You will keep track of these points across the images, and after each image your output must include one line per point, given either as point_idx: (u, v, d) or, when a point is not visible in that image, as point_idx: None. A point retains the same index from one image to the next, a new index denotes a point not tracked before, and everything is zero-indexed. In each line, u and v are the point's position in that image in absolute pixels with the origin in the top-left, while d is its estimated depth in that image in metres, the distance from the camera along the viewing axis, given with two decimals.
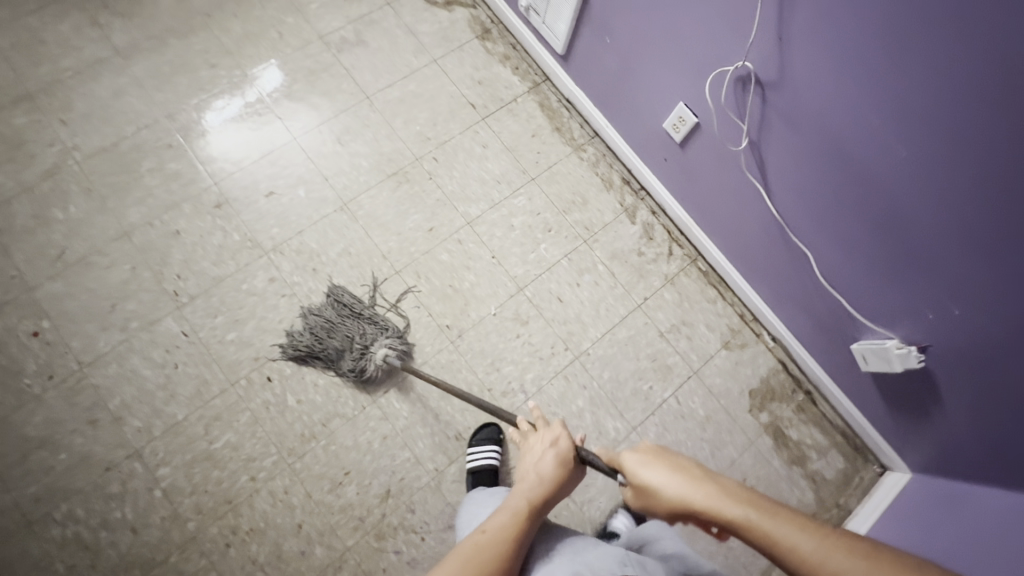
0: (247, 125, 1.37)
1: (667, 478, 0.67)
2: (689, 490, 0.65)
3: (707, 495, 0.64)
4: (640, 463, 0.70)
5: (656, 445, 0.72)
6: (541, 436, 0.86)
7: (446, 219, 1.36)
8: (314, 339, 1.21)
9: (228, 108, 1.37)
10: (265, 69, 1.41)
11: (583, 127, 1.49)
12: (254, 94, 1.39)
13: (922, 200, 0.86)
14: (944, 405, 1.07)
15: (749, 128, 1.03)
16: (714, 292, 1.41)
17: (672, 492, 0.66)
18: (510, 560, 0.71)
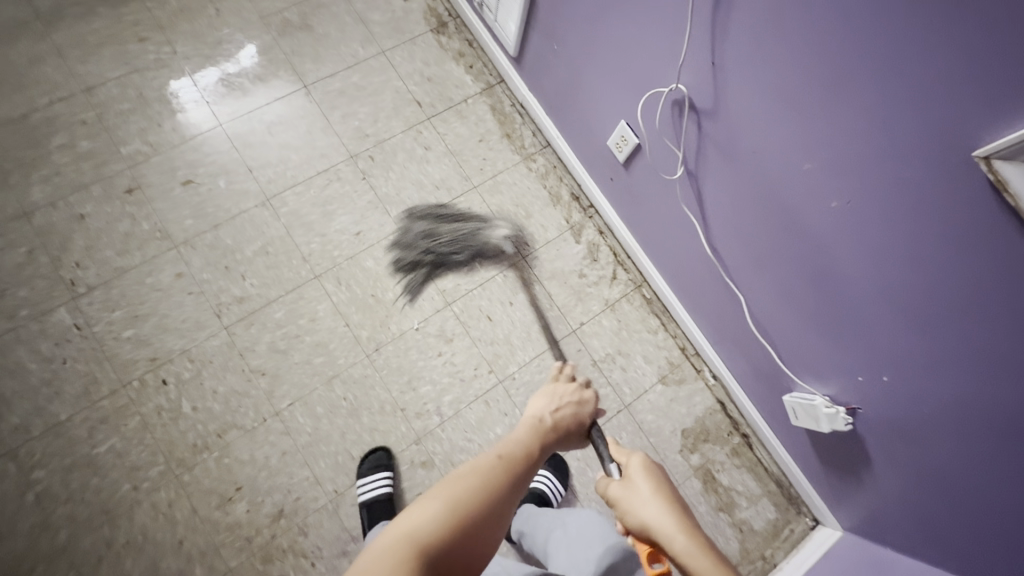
0: (207, 104, 1.29)
1: (654, 498, 0.61)
2: (674, 522, 0.58)
3: (695, 543, 0.55)
4: (641, 471, 0.64)
5: (661, 469, 0.65)
6: (568, 386, 0.75)
7: (376, 224, 1.28)
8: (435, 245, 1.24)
9: (196, 82, 1.30)
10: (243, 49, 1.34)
11: (535, 136, 1.41)
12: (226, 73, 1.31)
13: (851, 256, 0.78)
14: (873, 470, 1.00)
15: (685, 156, 0.95)
16: (656, 322, 1.34)
17: (658, 518, 0.58)
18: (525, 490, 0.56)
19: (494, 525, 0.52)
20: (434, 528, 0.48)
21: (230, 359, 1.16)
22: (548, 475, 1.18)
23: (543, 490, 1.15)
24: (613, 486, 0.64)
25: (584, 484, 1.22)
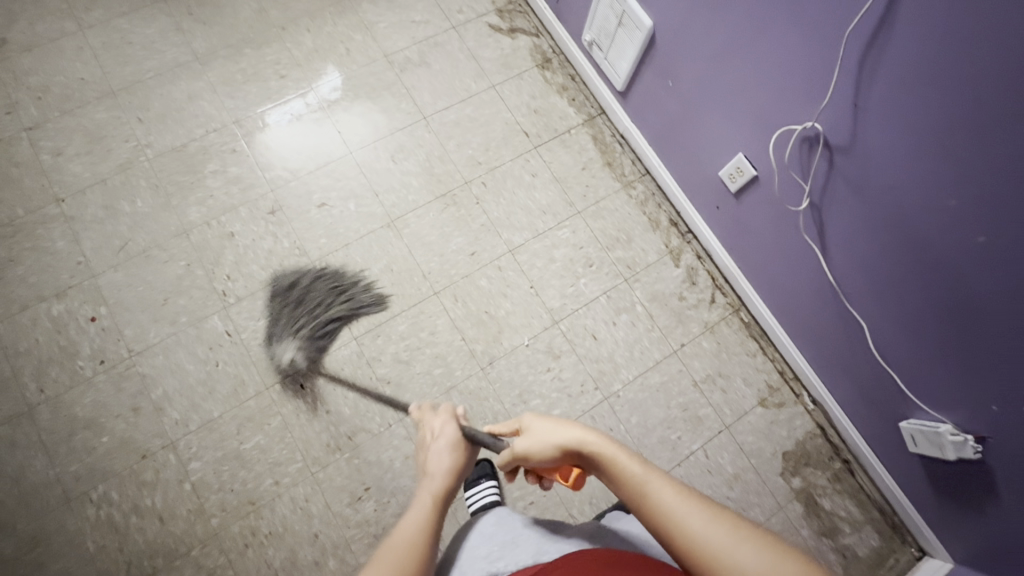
0: (301, 128, 1.41)
1: (552, 426, 0.71)
2: (567, 438, 0.69)
3: (589, 440, 0.67)
4: (532, 419, 0.74)
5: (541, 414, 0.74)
6: (431, 428, 0.86)
7: (488, 245, 1.37)
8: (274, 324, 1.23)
9: (288, 108, 1.43)
10: (325, 75, 1.47)
11: (635, 164, 1.48)
12: (314, 98, 1.44)
13: (992, 288, 0.82)
14: (999, 502, 1.00)
15: (812, 189, 1.00)
16: (755, 345, 1.37)
17: (557, 437, 0.70)
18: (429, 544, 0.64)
19: None
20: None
21: (359, 367, 1.25)
22: None
23: None
24: (518, 445, 0.74)
25: None
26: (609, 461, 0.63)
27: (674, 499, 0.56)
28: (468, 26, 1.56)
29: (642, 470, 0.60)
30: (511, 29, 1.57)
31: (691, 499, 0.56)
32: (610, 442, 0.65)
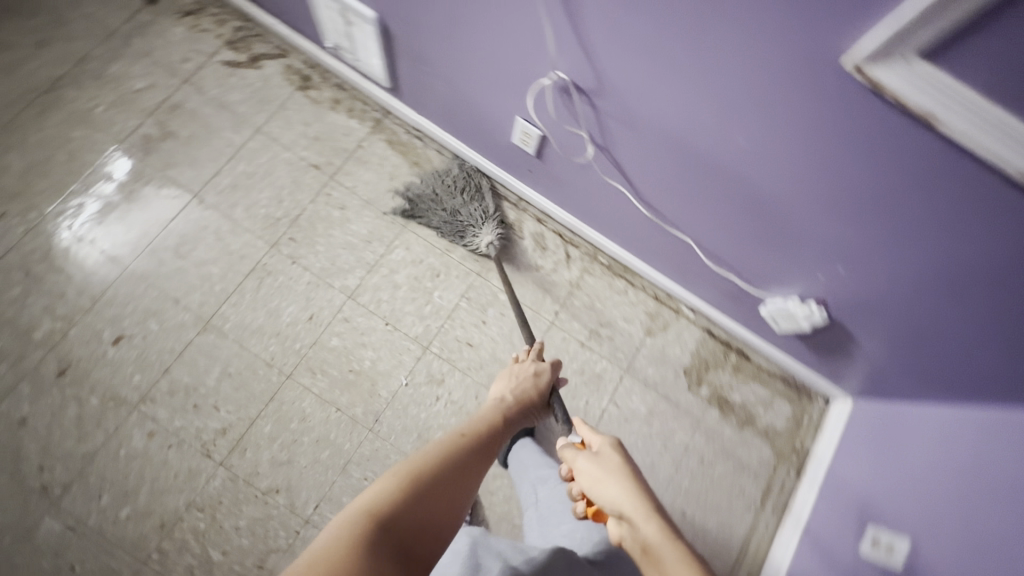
0: (113, 224, 1.23)
1: (623, 474, 0.64)
2: (633, 504, 0.59)
3: (654, 518, 0.57)
4: (612, 449, 0.68)
5: (625, 455, 0.67)
6: (524, 367, 0.95)
7: (325, 300, 1.25)
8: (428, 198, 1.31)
9: (84, 211, 1.23)
10: (114, 158, 1.27)
11: (441, 154, 1.39)
12: (111, 188, 1.25)
13: (771, 178, 0.83)
14: (859, 344, 1.07)
15: (590, 134, 0.95)
16: (622, 283, 1.37)
17: (614, 488, 0.62)
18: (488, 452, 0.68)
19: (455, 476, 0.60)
20: (392, 490, 0.54)
21: (239, 492, 1.12)
22: None
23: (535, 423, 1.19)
24: (581, 458, 0.68)
25: None
26: (663, 559, 0.53)
27: None
28: (202, 72, 1.35)
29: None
30: (251, 57, 1.38)
31: None
32: (677, 539, 0.55)
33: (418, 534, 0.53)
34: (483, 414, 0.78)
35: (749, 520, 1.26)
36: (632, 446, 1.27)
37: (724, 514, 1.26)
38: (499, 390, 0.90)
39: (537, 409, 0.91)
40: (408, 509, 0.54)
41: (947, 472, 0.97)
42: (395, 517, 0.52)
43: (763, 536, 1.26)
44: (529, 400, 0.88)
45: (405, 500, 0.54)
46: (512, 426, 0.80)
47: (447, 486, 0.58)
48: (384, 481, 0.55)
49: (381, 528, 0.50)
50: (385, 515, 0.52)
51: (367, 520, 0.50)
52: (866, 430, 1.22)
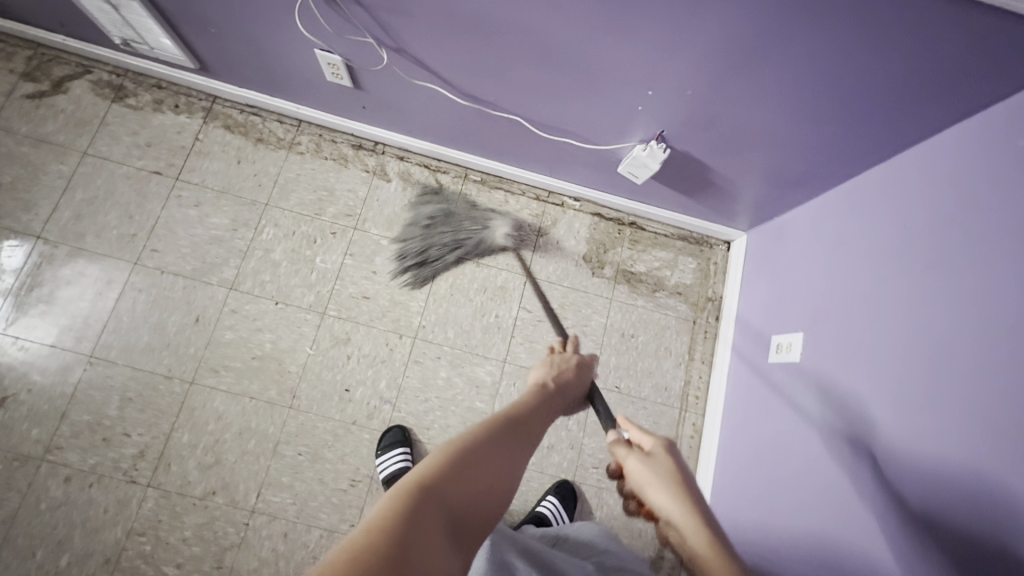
0: (19, 318, 1.17)
1: (677, 480, 0.58)
2: (686, 514, 0.54)
3: (707, 531, 0.52)
4: (662, 451, 0.62)
5: (679, 459, 0.61)
6: (565, 358, 0.87)
7: (206, 300, 1.22)
8: (420, 250, 1.28)
9: None
10: (8, 250, 1.20)
11: (283, 122, 1.34)
12: (10, 282, 1.18)
13: (544, 16, 0.82)
14: (715, 170, 1.09)
15: (376, 37, 0.92)
16: (501, 194, 1.36)
17: (667, 496, 0.56)
18: (515, 460, 0.52)
19: (467, 485, 0.45)
20: (435, 463, 0.45)
21: (175, 505, 1.10)
22: (555, 503, 1.15)
23: (545, 514, 1.12)
24: (630, 456, 0.63)
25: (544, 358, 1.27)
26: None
27: None
28: (7, 113, 1.27)
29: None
30: (54, 83, 1.30)
31: None
32: (732, 559, 0.50)
33: (478, 511, 0.44)
34: (524, 400, 0.67)
35: (681, 375, 1.30)
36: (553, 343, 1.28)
37: (656, 377, 1.29)
38: (538, 376, 0.80)
39: (576, 402, 0.82)
40: (457, 482, 0.45)
41: (825, 257, 1.03)
42: (445, 490, 0.43)
43: (698, 386, 1.30)
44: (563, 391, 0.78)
45: (453, 471, 0.45)
46: (553, 409, 0.71)
47: (490, 463, 0.49)
48: (451, 449, 0.47)
49: (433, 504, 0.41)
50: (434, 486, 0.43)
51: (415, 492, 0.42)
52: (760, 252, 1.27)
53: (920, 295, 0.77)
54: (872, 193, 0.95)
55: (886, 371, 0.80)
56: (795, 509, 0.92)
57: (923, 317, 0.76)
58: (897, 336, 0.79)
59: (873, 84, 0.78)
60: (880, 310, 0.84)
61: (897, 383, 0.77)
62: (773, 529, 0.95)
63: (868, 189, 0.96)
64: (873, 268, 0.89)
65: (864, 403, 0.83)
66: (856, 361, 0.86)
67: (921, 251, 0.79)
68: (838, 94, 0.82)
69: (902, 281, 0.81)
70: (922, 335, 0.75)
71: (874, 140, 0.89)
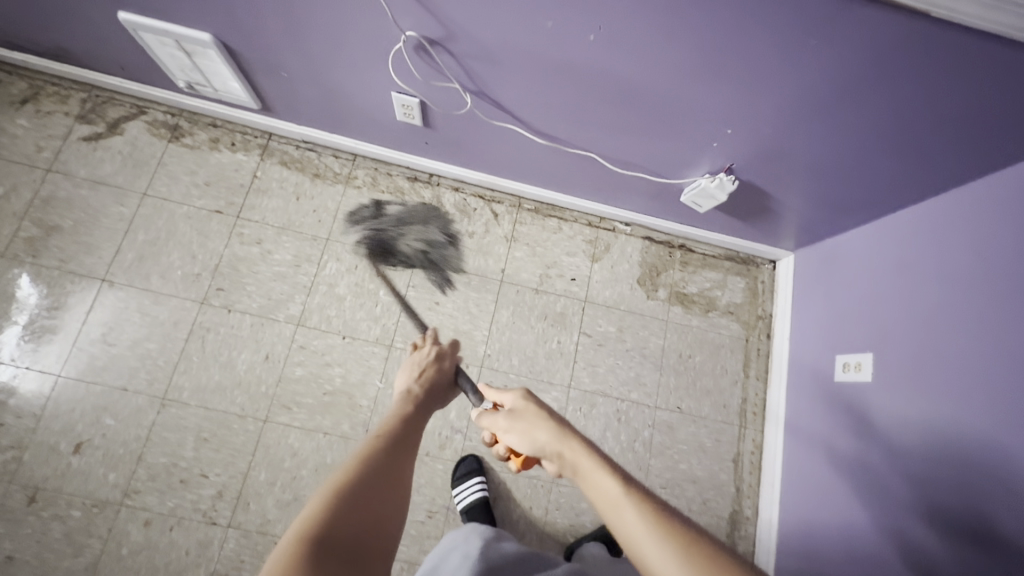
0: (51, 357, 1.16)
1: (539, 414, 0.62)
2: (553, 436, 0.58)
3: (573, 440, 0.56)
4: (519, 399, 0.65)
5: (531, 398, 0.65)
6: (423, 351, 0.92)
7: (274, 337, 1.22)
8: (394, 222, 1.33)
9: (18, 353, 1.15)
10: (27, 291, 1.19)
11: (339, 157, 1.36)
12: (36, 322, 1.17)
13: (637, 64, 0.85)
14: (776, 197, 1.13)
15: (462, 83, 0.95)
16: (554, 221, 1.39)
17: (535, 433, 0.60)
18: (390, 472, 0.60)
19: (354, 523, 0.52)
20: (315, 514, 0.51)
21: (256, 544, 1.10)
22: None
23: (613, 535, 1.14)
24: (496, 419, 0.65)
25: (606, 382, 1.30)
26: (587, 475, 0.52)
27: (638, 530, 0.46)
28: (64, 156, 1.27)
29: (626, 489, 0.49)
30: (110, 124, 1.31)
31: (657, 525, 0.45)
32: (594, 452, 0.54)
33: (366, 547, 0.51)
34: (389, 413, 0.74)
35: (738, 392, 1.34)
36: (614, 366, 1.31)
37: (715, 396, 1.33)
38: (402, 385, 0.84)
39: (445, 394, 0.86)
40: (342, 519, 0.52)
41: (882, 279, 1.08)
42: (331, 535, 0.50)
43: (755, 403, 1.34)
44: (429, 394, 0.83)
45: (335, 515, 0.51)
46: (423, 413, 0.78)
47: (368, 501, 0.55)
48: (326, 492, 0.54)
49: (324, 552, 0.48)
50: (322, 537, 0.49)
51: (305, 547, 0.47)
52: (808, 273, 1.32)
53: (999, 323, 0.82)
54: (932, 221, 1.00)
55: (966, 395, 0.84)
56: (873, 527, 0.95)
57: (1005, 342, 0.80)
58: (977, 361, 0.84)
59: (949, 124, 0.83)
60: (953, 335, 0.89)
61: (980, 407, 0.81)
62: (851, 545, 0.99)
63: (927, 217, 1.01)
64: (939, 294, 0.94)
65: (943, 426, 0.87)
66: (931, 384, 0.90)
67: (996, 280, 0.84)
68: (911, 132, 0.87)
69: (976, 307, 0.86)
70: (1007, 361, 0.79)
71: (939, 173, 0.94)
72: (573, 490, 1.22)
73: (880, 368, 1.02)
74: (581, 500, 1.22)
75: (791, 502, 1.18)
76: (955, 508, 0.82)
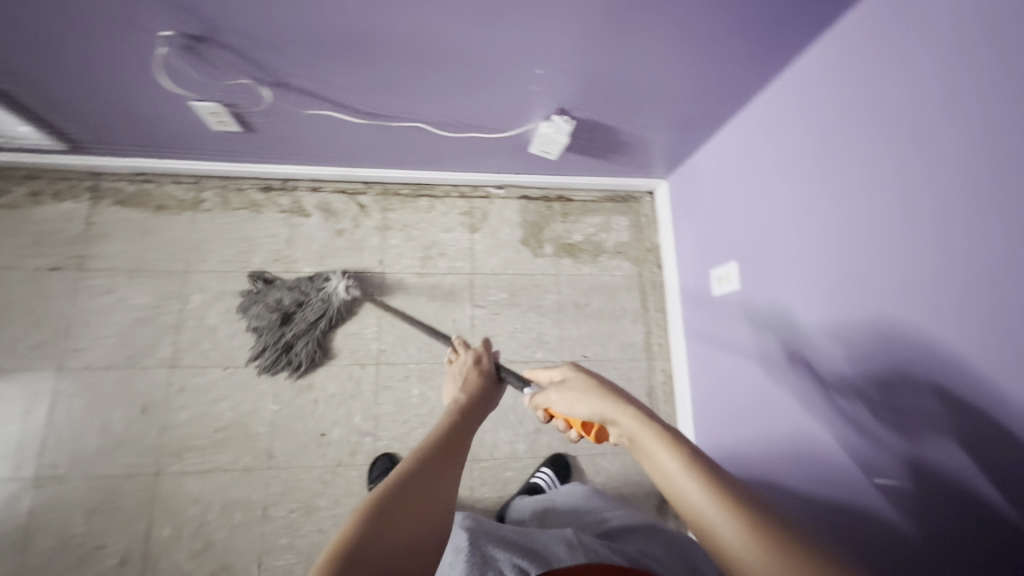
0: None
1: (589, 387, 0.59)
2: (607, 406, 0.56)
3: (628, 408, 0.54)
4: (572, 374, 0.63)
5: (586, 374, 0.61)
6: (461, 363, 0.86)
7: (149, 385, 1.15)
8: (273, 339, 1.18)
9: None
10: None
11: (180, 182, 1.27)
12: None
13: (419, 24, 0.80)
14: (623, 129, 1.12)
15: (252, 75, 0.89)
16: (426, 200, 1.35)
17: (591, 406, 0.57)
18: (436, 471, 0.59)
19: (404, 523, 0.52)
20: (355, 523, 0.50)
21: None
22: (549, 472, 1.19)
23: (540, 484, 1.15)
24: (549, 396, 0.63)
25: (510, 348, 1.29)
26: (645, 445, 0.51)
27: (700, 503, 0.45)
28: None
29: (679, 461, 0.47)
30: None
31: (719, 498, 0.44)
32: (655, 420, 0.52)
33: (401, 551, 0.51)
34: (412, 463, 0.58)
35: (640, 328, 1.35)
36: (514, 331, 1.30)
37: (619, 336, 1.33)
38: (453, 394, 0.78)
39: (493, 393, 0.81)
40: (383, 527, 0.51)
41: (757, 179, 1.02)
42: (366, 547, 0.49)
43: (659, 333, 1.35)
44: (479, 388, 0.79)
45: (375, 523, 0.51)
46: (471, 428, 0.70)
47: (416, 500, 0.54)
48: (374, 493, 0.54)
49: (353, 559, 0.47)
50: (355, 547, 0.48)
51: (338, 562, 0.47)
52: (691, 189, 1.28)
53: (865, 206, 0.76)
54: (780, 101, 0.94)
55: (857, 290, 0.77)
56: (797, 430, 0.91)
57: (883, 227, 0.73)
58: (851, 233, 0.79)
59: (744, 24, 0.80)
60: (832, 227, 0.82)
61: (862, 280, 0.77)
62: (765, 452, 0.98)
63: (779, 104, 0.95)
64: (808, 177, 0.88)
65: (836, 324, 0.81)
66: (818, 269, 0.86)
67: (855, 159, 0.78)
68: (710, 42, 0.84)
69: (847, 190, 0.79)
70: (883, 242, 0.73)
71: (756, 70, 0.93)
72: (496, 461, 1.22)
73: (773, 273, 0.97)
74: (506, 469, 1.21)
75: (705, 423, 1.20)
76: (857, 387, 0.77)
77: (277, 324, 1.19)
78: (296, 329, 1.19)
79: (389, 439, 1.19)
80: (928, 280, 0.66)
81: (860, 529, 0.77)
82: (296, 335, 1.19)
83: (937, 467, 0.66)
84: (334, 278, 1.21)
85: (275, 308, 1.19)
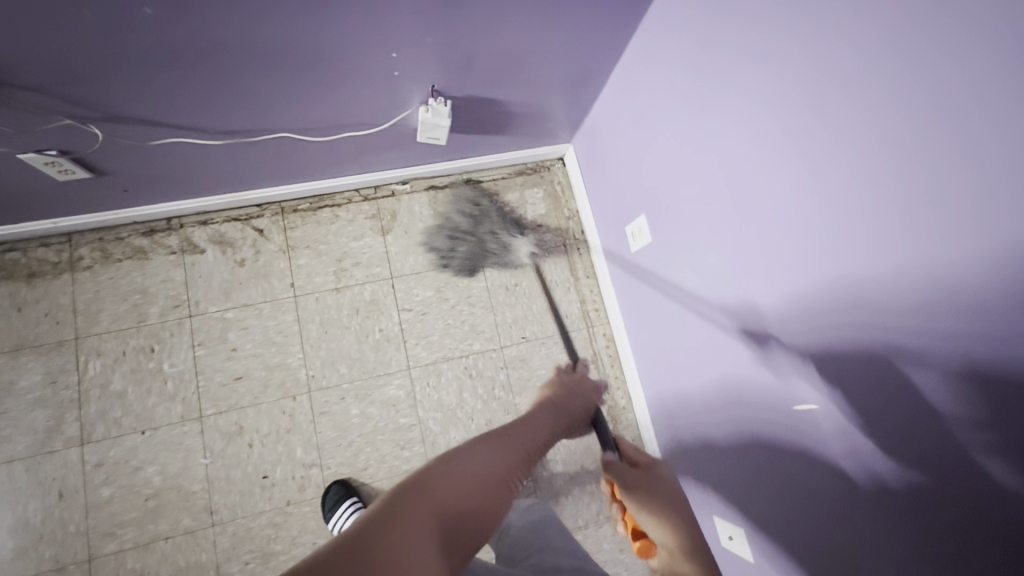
0: None
1: (671, 493, 0.60)
2: (671, 522, 0.56)
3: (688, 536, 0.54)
4: (659, 466, 0.64)
5: (668, 475, 0.62)
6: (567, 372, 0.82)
7: (61, 469, 1.06)
8: (449, 249, 1.30)
9: None
10: None
11: (48, 243, 1.15)
12: None
13: (238, 27, 0.72)
14: (508, 99, 1.07)
15: (73, 113, 0.80)
16: (328, 211, 1.27)
17: (655, 512, 0.58)
18: (525, 450, 0.49)
19: (484, 486, 0.42)
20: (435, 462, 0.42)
21: None
22: None
23: None
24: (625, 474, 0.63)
25: (446, 345, 1.24)
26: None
27: None
28: None
29: None
30: None
31: None
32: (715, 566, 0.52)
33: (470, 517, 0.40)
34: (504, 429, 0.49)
35: (574, 297, 1.33)
36: (447, 327, 1.25)
37: (554, 310, 1.31)
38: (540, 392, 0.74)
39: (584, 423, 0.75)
40: (463, 481, 0.41)
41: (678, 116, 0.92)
42: (436, 493, 0.39)
43: (594, 299, 1.34)
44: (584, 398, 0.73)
45: (456, 470, 0.41)
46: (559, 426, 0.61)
47: (501, 470, 0.45)
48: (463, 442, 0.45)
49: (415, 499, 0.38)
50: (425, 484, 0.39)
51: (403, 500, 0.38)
52: (604, 144, 1.19)
53: (807, 120, 0.67)
54: (682, 17, 0.84)
55: (814, 216, 0.69)
56: (758, 373, 0.83)
57: (833, 140, 0.64)
58: (798, 154, 0.70)
59: None
60: (776, 150, 0.73)
61: (818, 205, 0.68)
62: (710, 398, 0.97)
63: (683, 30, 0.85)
64: (738, 101, 0.78)
65: (795, 259, 0.73)
66: (764, 190, 0.76)
67: (790, 70, 0.68)
68: None
69: (785, 107, 0.70)
70: (835, 158, 0.64)
71: (619, 13, 0.89)
72: None
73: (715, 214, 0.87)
74: None
75: (652, 379, 1.19)
76: (814, 320, 0.71)
77: (452, 243, 1.30)
78: (462, 243, 1.31)
79: (337, 466, 1.14)
80: (891, 190, 0.58)
81: (838, 465, 0.70)
82: (462, 249, 1.30)
83: (895, 395, 0.61)
84: (519, 236, 1.32)
85: (473, 205, 1.33)
